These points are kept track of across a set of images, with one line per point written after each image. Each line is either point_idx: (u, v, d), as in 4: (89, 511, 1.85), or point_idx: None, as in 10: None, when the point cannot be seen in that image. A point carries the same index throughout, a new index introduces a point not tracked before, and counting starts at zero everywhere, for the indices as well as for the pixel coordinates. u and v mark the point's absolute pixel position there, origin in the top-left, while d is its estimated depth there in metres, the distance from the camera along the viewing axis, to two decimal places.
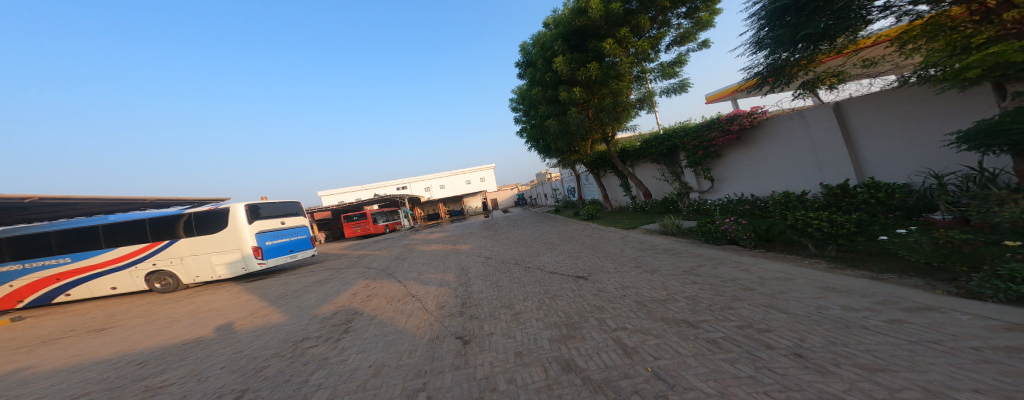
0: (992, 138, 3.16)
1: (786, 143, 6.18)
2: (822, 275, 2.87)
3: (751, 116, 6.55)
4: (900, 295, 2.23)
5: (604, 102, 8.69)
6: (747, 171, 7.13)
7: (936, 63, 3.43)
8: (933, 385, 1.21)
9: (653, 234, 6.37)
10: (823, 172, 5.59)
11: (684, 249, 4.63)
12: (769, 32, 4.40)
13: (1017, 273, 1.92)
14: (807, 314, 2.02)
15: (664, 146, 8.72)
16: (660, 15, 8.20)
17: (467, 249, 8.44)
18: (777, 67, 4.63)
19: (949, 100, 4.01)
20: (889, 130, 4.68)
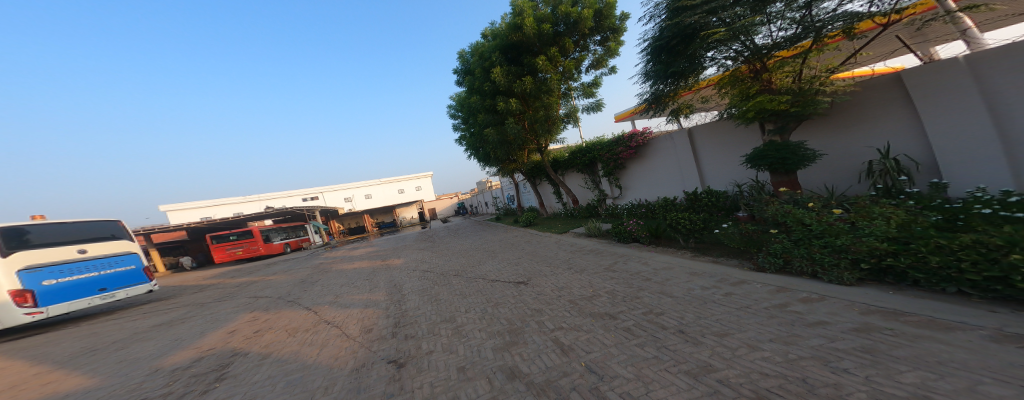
0: (761, 159, 4.86)
1: (663, 159, 7.81)
2: (690, 262, 4.00)
3: (642, 136, 8.17)
4: (730, 273, 3.54)
5: (536, 115, 9.13)
6: (642, 182, 8.63)
7: (736, 105, 4.99)
8: (753, 341, 2.20)
9: (581, 237, 7.20)
10: (684, 182, 7.32)
11: (604, 249, 5.42)
12: (653, 66, 5.52)
13: (776, 250, 3.48)
14: (683, 296, 3.03)
15: (585, 158, 9.91)
16: (581, 39, 9.06)
17: (399, 264, 7.73)
18: (658, 96, 5.83)
19: (742, 133, 5.91)
20: (717, 152, 6.47)
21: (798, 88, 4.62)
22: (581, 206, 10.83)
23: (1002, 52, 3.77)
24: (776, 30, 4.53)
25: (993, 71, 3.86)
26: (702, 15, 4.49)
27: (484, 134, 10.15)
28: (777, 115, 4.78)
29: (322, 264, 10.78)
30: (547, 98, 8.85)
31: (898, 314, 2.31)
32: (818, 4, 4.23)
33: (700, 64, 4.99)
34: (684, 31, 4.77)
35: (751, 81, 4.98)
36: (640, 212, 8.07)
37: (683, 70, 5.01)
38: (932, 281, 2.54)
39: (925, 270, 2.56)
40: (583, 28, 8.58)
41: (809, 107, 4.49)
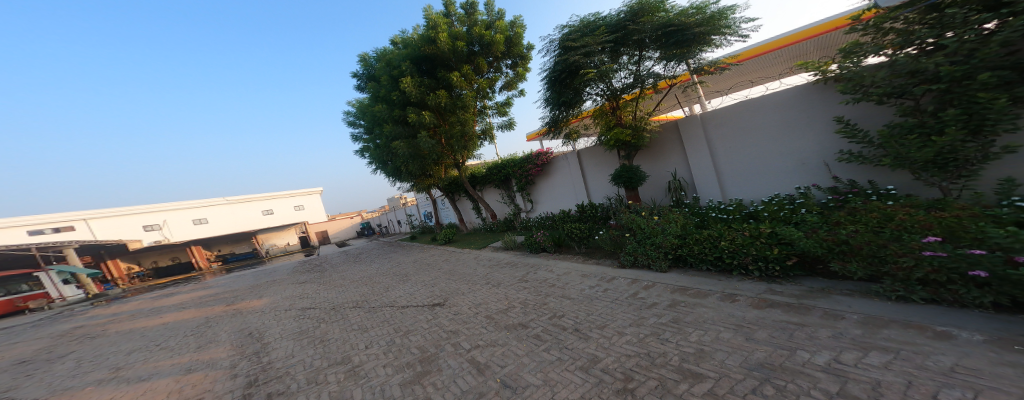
0: (619, 178, 6.12)
1: (560, 176, 8.67)
2: (582, 265, 4.80)
3: (543, 156, 8.84)
4: (608, 272, 4.30)
5: (450, 131, 8.61)
6: (546, 196, 9.26)
7: (602, 133, 6.13)
8: (627, 329, 2.70)
9: (498, 250, 7.32)
10: (577, 196, 8.32)
11: (518, 261, 5.83)
12: (551, 95, 6.23)
13: (629, 250, 4.42)
14: (578, 297, 3.53)
15: (500, 174, 9.94)
16: (495, 61, 8.98)
17: (273, 303, 6.02)
18: (556, 122, 6.61)
19: (605, 155, 7.34)
20: (596, 171, 7.73)
21: (636, 125, 5.93)
22: (501, 220, 10.72)
23: (711, 116, 5.74)
24: (623, 78, 5.73)
25: (709, 128, 5.81)
26: (581, 56, 5.37)
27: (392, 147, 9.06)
28: (626, 144, 6.02)
29: (99, 326, 7.13)
30: (460, 114, 8.44)
31: (686, 289, 3.36)
32: (644, 63, 5.63)
33: (579, 97, 6.01)
34: (570, 68, 5.58)
35: (611, 116, 6.08)
36: (542, 222, 8.49)
37: (570, 100, 5.93)
38: (697, 263, 3.82)
39: (695, 256, 3.81)
40: (495, 51, 8.53)
41: (639, 140, 5.85)
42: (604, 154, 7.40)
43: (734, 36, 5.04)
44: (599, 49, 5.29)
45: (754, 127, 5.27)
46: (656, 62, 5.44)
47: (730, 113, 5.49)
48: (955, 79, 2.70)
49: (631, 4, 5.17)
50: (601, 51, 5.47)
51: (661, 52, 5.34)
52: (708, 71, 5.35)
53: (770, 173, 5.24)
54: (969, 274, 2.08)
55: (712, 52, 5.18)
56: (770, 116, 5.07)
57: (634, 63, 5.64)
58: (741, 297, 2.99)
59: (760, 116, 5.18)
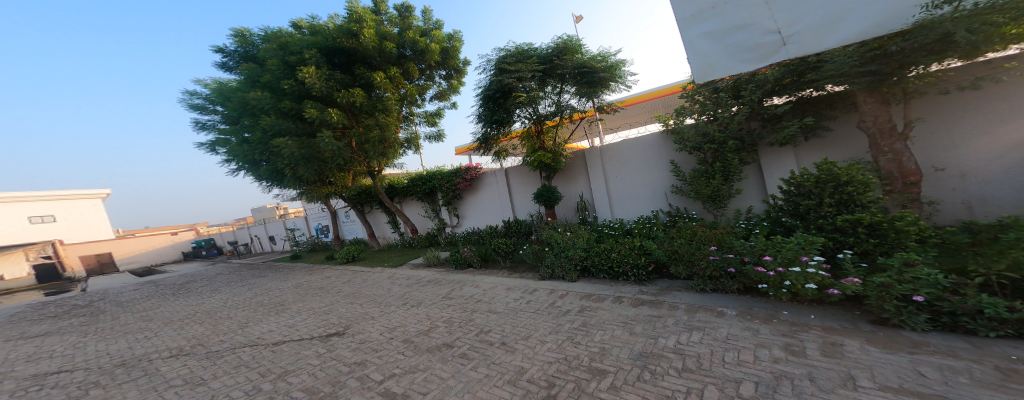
0: (541, 197, 6.53)
1: (488, 192, 8.76)
2: (507, 279, 4.86)
3: (471, 170, 8.74)
4: (532, 285, 4.44)
5: (365, 134, 7.86)
6: (472, 211, 9.22)
7: (527, 155, 6.51)
8: (552, 337, 2.81)
9: (418, 267, 6.87)
10: (503, 213, 8.50)
11: (442, 278, 5.56)
12: (484, 111, 6.45)
13: (549, 264, 4.67)
14: (504, 311, 3.55)
15: (424, 187, 9.46)
16: (426, 69, 8.75)
17: (81, 349, 4.34)
18: (487, 138, 6.82)
19: (527, 175, 7.87)
20: (521, 189, 8.11)
21: (555, 150, 6.44)
22: (422, 236, 10.12)
23: (600, 151, 6.63)
24: (546, 105, 6.21)
25: (598, 160, 6.63)
26: (514, 80, 5.73)
27: (276, 145, 7.63)
28: (546, 166, 6.51)
29: None
30: (379, 117, 7.82)
31: (590, 295, 3.76)
32: (564, 95, 6.23)
33: (508, 116, 6.30)
34: (503, 89, 5.89)
35: (536, 139, 6.52)
36: (467, 237, 8.33)
37: (501, 119, 6.19)
38: (597, 272, 4.33)
39: (596, 266, 4.32)
40: (427, 60, 8.36)
41: (557, 163, 6.39)
42: (527, 174, 7.90)
43: (626, 84, 6.01)
44: (530, 76, 5.71)
45: (631, 161, 6.26)
46: (573, 96, 6.08)
47: (613, 149, 6.44)
48: (720, 143, 4.60)
49: (557, 42, 5.84)
50: (530, 77, 5.89)
51: (577, 88, 5.99)
52: (605, 111, 6.22)
53: (649, 199, 6.19)
54: (727, 270, 3.26)
55: (611, 95, 6.12)
56: (639, 153, 6.14)
57: (556, 94, 6.19)
58: (625, 297, 3.54)
59: (634, 152, 6.19)
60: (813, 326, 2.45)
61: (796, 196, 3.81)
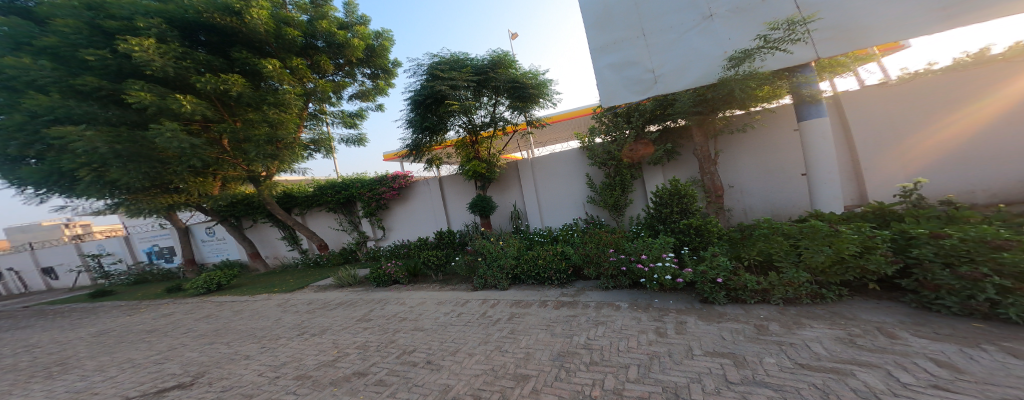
0: (476, 206, 6.56)
1: (420, 202, 8.40)
2: (438, 293, 4.72)
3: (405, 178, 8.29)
4: (463, 297, 4.40)
5: (252, 132, 6.68)
6: (403, 222, 8.71)
7: (462, 164, 6.47)
8: (484, 348, 2.81)
9: (326, 289, 6.19)
10: (437, 223, 8.27)
11: (359, 299, 5.12)
12: (416, 117, 6.35)
13: (483, 277, 4.66)
14: (431, 327, 3.45)
15: (340, 196, 8.59)
16: (345, 64, 8.11)
17: None
18: (418, 145, 6.64)
19: (463, 184, 7.85)
20: (457, 197, 8.04)
21: (490, 160, 6.55)
22: (335, 253, 9.16)
23: (530, 162, 6.93)
24: (482, 115, 6.29)
25: (526, 170, 6.94)
26: (448, 87, 5.73)
27: (61, 133, 5.76)
28: (479, 176, 6.56)
29: None
30: (269, 110, 6.73)
31: (519, 302, 3.89)
32: (499, 107, 6.37)
33: (443, 125, 6.30)
34: (436, 95, 5.91)
35: (471, 148, 6.53)
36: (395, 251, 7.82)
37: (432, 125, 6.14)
38: (527, 278, 4.51)
39: (526, 273, 4.50)
40: (349, 54, 7.74)
41: (491, 173, 6.49)
42: (462, 183, 7.88)
43: (553, 101, 6.52)
44: (464, 84, 5.75)
45: (558, 173, 6.72)
46: (507, 108, 6.31)
47: (543, 161, 6.82)
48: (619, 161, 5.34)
49: (493, 56, 6.05)
50: (465, 87, 5.95)
51: (510, 101, 6.26)
52: (535, 126, 6.57)
53: (571, 208, 6.73)
54: (620, 268, 3.84)
55: (539, 111, 6.49)
56: (564, 166, 6.64)
57: (491, 105, 6.33)
58: (551, 301, 3.76)
59: (559, 165, 6.67)
60: (671, 310, 3.19)
61: (659, 204, 4.55)
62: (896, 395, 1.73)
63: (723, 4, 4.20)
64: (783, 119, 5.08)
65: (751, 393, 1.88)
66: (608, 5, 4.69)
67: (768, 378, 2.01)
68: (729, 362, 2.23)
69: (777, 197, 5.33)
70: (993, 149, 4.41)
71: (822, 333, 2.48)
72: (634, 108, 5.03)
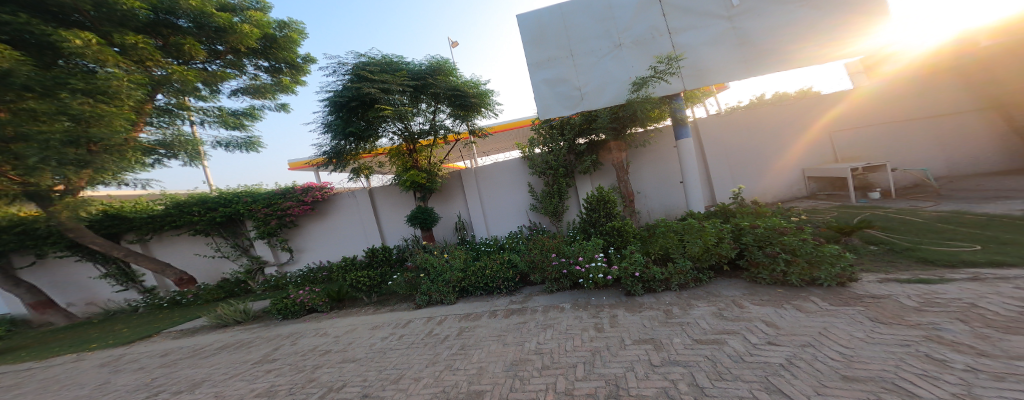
0: (415, 218, 6.22)
1: (344, 217, 7.65)
2: (368, 319, 4.46)
3: (323, 190, 7.34)
4: (402, 317, 4.19)
5: (36, 128, 4.60)
6: (319, 241, 7.78)
7: (399, 174, 6.12)
8: (429, 371, 2.64)
9: (195, 333, 5.29)
10: (368, 240, 7.64)
11: (255, 337, 4.54)
12: (334, 119, 5.88)
13: (424, 294, 4.41)
14: (364, 356, 3.21)
15: (218, 215, 7.23)
16: (226, 52, 6.70)
17: None
18: (339, 151, 6.12)
19: (399, 195, 7.48)
20: (391, 210, 7.58)
21: (429, 169, 6.31)
22: (214, 285, 7.70)
23: (474, 172, 6.90)
24: (420, 122, 6.09)
25: (468, 181, 6.91)
26: (378, 90, 5.44)
27: None
28: (423, 188, 6.34)
29: None
30: (71, 96, 4.55)
31: (467, 315, 3.77)
32: (439, 114, 6.23)
33: (376, 130, 5.90)
34: (363, 98, 5.55)
35: (408, 157, 6.23)
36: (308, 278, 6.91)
37: (358, 131, 5.71)
38: (476, 290, 4.41)
39: (473, 285, 4.39)
40: (237, 42, 6.47)
41: (433, 182, 6.25)
42: (398, 194, 7.51)
43: (493, 111, 6.61)
44: (398, 88, 5.55)
45: (500, 182, 6.81)
46: (448, 116, 6.21)
47: (487, 170, 6.83)
48: (557, 169, 5.68)
49: (431, 62, 5.92)
50: (401, 92, 5.72)
51: (451, 109, 6.20)
52: (479, 135, 6.57)
53: (512, 216, 6.87)
54: (562, 271, 4.02)
55: (482, 120, 6.56)
56: (505, 174, 6.77)
57: (430, 112, 6.16)
58: (500, 311, 3.73)
59: (501, 174, 6.78)
60: (605, 305, 3.45)
61: (592, 205, 4.89)
62: (750, 354, 2.28)
63: (628, 35, 4.78)
64: (665, 138, 6.06)
65: (671, 373, 2.15)
66: (540, 24, 4.99)
67: (677, 356, 2.34)
68: (652, 347, 2.51)
69: (669, 200, 6.20)
70: (776, 165, 6.48)
71: (704, 310, 3.04)
72: (564, 122, 5.45)
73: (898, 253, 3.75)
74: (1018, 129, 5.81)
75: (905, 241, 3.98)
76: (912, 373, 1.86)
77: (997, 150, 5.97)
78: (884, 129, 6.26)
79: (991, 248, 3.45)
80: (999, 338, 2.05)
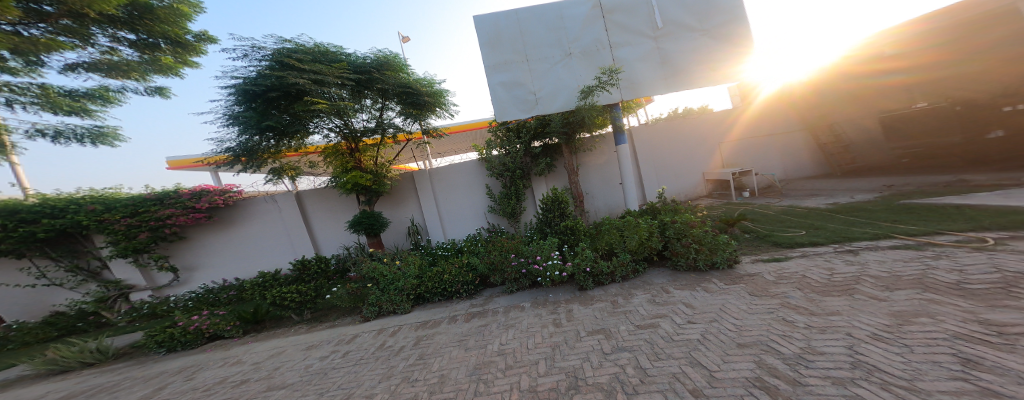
0: (357, 224, 5.75)
1: (261, 225, 6.72)
2: (301, 339, 4.10)
3: (224, 195, 6.28)
4: (345, 332, 3.90)
5: None
6: (221, 256, 6.65)
7: (337, 175, 5.52)
8: (385, 387, 2.48)
9: (17, 384, 4.15)
10: (296, 250, 6.82)
11: (127, 377, 3.81)
12: (243, 111, 5.18)
13: (374, 304, 4.12)
14: (299, 379, 2.95)
15: (42, 229, 5.49)
16: (60, 16, 4.51)
17: None
18: (248, 148, 5.33)
19: (337, 199, 6.86)
20: (325, 216, 6.92)
21: (377, 169, 5.84)
22: (35, 323, 5.94)
23: (430, 173, 6.66)
24: (363, 119, 5.67)
25: (422, 183, 6.61)
26: (307, 81, 4.93)
27: None
28: (370, 192, 5.90)
29: None
30: None
31: (424, 323, 3.61)
32: (387, 111, 5.86)
33: (303, 125, 5.37)
34: (287, 89, 4.99)
35: (348, 156, 5.69)
36: (202, 299, 6.02)
37: (280, 125, 5.11)
38: (433, 296, 4.25)
39: (430, 291, 4.22)
40: (81, 5, 4.41)
41: (380, 185, 5.81)
42: (337, 198, 6.91)
43: (448, 112, 6.43)
44: (335, 81, 5.09)
45: (455, 184, 6.66)
46: (397, 115, 5.87)
47: (444, 171, 6.63)
48: (515, 171, 5.80)
49: (378, 55, 5.54)
50: (339, 85, 5.28)
51: (401, 107, 5.88)
52: (434, 135, 6.34)
53: (465, 220, 6.77)
54: (521, 271, 4.10)
55: (436, 120, 6.32)
56: (461, 176, 6.64)
57: (376, 109, 5.76)
58: (460, 315, 3.65)
59: (457, 176, 6.64)
60: (562, 300, 3.60)
61: (548, 206, 5.06)
62: (678, 333, 2.60)
63: (579, 46, 5.07)
64: (608, 143, 6.54)
65: (620, 358, 2.34)
66: (498, 28, 5.01)
67: (624, 342, 2.56)
68: (604, 336, 2.70)
69: (610, 200, 6.72)
70: (676, 170, 7.33)
71: (642, 297, 3.38)
72: (521, 125, 5.66)
73: (760, 238, 4.62)
74: (818, 146, 7.66)
75: (763, 228, 4.95)
76: (777, 334, 2.38)
77: (811, 162, 7.75)
78: (750, 141, 7.53)
79: (809, 231, 4.56)
80: (821, 300, 2.79)
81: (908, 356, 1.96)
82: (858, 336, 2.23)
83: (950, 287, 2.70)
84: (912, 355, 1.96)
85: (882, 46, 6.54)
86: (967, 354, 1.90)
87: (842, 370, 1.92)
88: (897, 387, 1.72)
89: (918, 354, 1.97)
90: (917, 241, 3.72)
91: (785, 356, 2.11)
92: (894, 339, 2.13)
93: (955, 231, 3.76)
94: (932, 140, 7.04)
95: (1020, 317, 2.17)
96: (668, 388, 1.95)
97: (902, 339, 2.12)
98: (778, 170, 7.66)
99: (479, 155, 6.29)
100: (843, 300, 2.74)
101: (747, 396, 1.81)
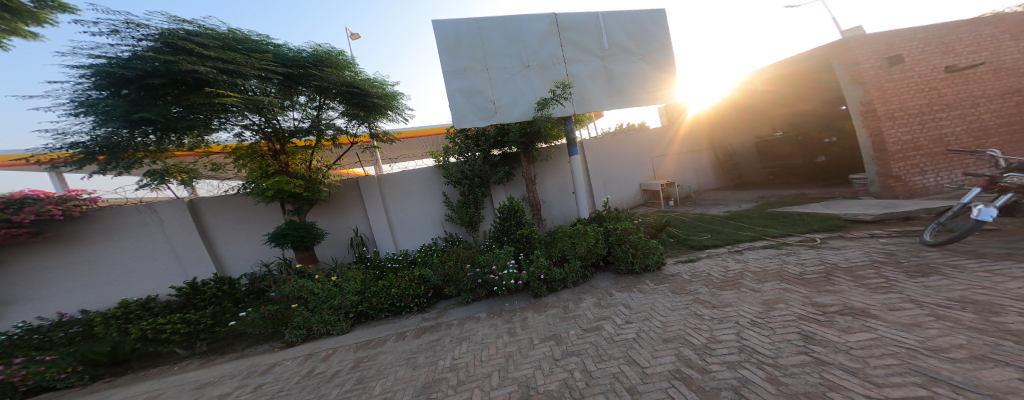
0: (281, 237, 5.01)
1: (134, 241, 5.45)
2: (191, 376, 3.39)
3: (65, 203, 4.84)
4: (256, 363, 3.35)
5: None
6: (59, 283, 5.12)
7: (254, 179, 4.77)
8: None
9: None
10: (187, 271, 5.67)
11: None
12: (107, 98, 4.17)
13: (297, 328, 3.62)
14: None
15: None
16: None
17: None
18: (111, 144, 4.26)
19: (252, 209, 5.98)
20: (232, 230, 5.95)
21: (309, 175, 5.22)
22: None
23: (377, 180, 6.15)
24: (293, 118, 5.05)
25: (370, 190, 6.08)
26: (212, 69, 4.19)
27: None
28: (303, 200, 5.24)
29: None
30: None
31: (366, 343, 3.28)
32: (325, 111, 5.35)
33: (203, 120, 4.52)
34: (177, 75, 4.16)
35: (268, 159, 5.00)
36: (15, 339, 4.36)
37: (164, 118, 4.22)
38: (377, 313, 3.90)
39: (374, 307, 3.87)
40: None
41: (314, 193, 5.20)
42: (251, 208, 5.99)
43: (402, 115, 6.09)
44: (253, 73, 4.43)
45: (400, 193, 6.27)
46: (340, 115, 5.35)
47: (390, 178, 6.21)
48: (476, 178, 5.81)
49: (316, 49, 5.01)
50: (260, 78, 4.66)
51: (345, 107, 5.39)
52: (384, 140, 5.95)
53: (410, 230, 6.38)
54: (476, 281, 4.01)
55: (386, 123, 5.91)
56: (404, 184, 6.27)
57: (312, 107, 5.26)
58: (409, 331, 3.40)
59: (406, 183, 6.27)
60: (517, 309, 3.61)
61: (506, 214, 5.11)
62: (617, 334, 2.78)
63: (536, 59, 5.29)
64: (561, 153, 6.87)
65: (568, 363, 2.41)
66: (457, 34, 4.96)
67: (573, 347, 2.65)
68: (554, 343, 2.76)
69: (563, 208, 7.02)
70: (614, 181, 7.99)
71: (588, 301, 3.57)
72: (481, 133, 5.66)
73: (680, 242, 5.27)
74: (717, 164, 9.09)
75: (682, 233, 5.67)
76: (690, 327, 2.71)
77: (714, 176, 9.11)
78: (669, 158, 8.60)
79: (713, 235, 5.35)
80: (719, 294, 3.27)
81: (773, 337, 2.39)
82: (743, 323, 2.65)
83: (796, 277, 3.41)
84: (774, 336, 2.40)
85: (760, 87, 8.06)
86: (806, 331, 2.39)
87: (734, 355, 2.25)
88: (767, 365, 2.08)
89: (778, 334, 2.41)
90: (776, 241, 4.65)
91: (695, 347, 2.41)
92: (764, 323, 2.60)
93: (800, 233, 4.80)
94: (784, 161, 9.54)
95: (835, 298, 2.83)
96: (609, 389, 2.05)
97: (769, 323, 2.59)
98: (692, 183, 8.86)
99: (436, 163, 6.11)
100: (733, 293, 3.25)
101: (669, 388, 2.00)
